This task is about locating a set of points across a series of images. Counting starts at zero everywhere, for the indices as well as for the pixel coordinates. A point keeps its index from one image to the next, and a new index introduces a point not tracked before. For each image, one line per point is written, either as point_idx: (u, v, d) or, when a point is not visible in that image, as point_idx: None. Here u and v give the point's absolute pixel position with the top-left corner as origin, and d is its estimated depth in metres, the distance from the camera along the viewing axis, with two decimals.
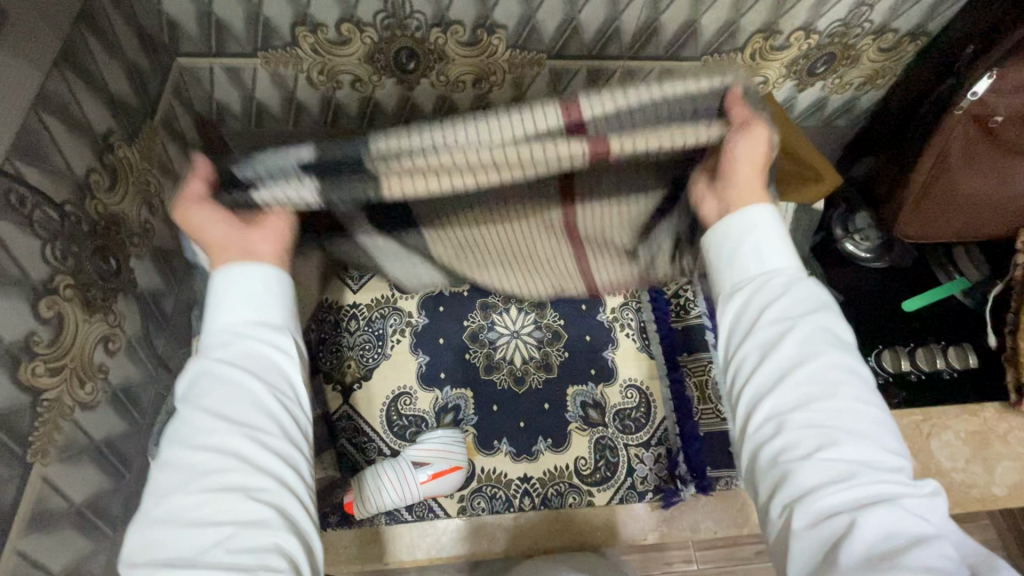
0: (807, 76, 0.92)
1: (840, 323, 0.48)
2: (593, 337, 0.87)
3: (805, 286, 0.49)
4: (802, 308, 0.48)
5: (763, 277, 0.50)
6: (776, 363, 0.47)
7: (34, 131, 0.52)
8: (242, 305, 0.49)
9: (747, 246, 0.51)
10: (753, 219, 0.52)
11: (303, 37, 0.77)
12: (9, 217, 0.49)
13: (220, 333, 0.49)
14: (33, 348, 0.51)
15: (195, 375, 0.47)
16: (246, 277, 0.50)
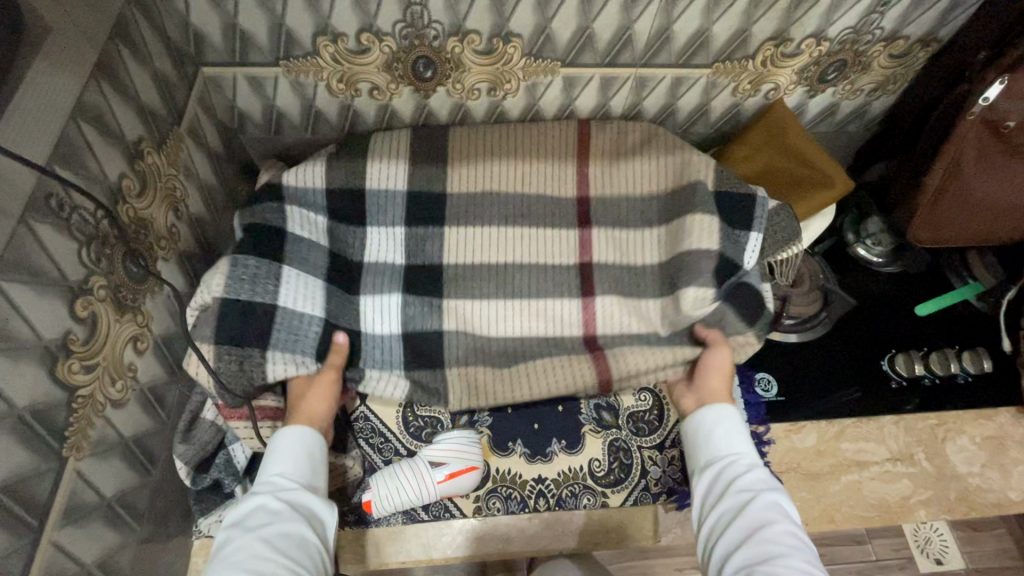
0: (818, 82, 0.93)
1: (789, 504, 0.61)
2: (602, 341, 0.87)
3: (761, 471, 0.64)
4: (759, 486, 0.62)
5: (729, 460, 0.66)
6: (738, 525, 0.58)
7: (71, 136, 0.54)
8: (302, 471, 0.64)
9: (714, 433, 0.69)
10: (725, 421, 0.69)
11: (324, 46, 0.79)
12: (49, 220, 0.51)
13: (272, 481, 0.62)
14: (69, 345, 0.53)
15: (249, 512, 0.59)
16: (304, 439, 0.67)
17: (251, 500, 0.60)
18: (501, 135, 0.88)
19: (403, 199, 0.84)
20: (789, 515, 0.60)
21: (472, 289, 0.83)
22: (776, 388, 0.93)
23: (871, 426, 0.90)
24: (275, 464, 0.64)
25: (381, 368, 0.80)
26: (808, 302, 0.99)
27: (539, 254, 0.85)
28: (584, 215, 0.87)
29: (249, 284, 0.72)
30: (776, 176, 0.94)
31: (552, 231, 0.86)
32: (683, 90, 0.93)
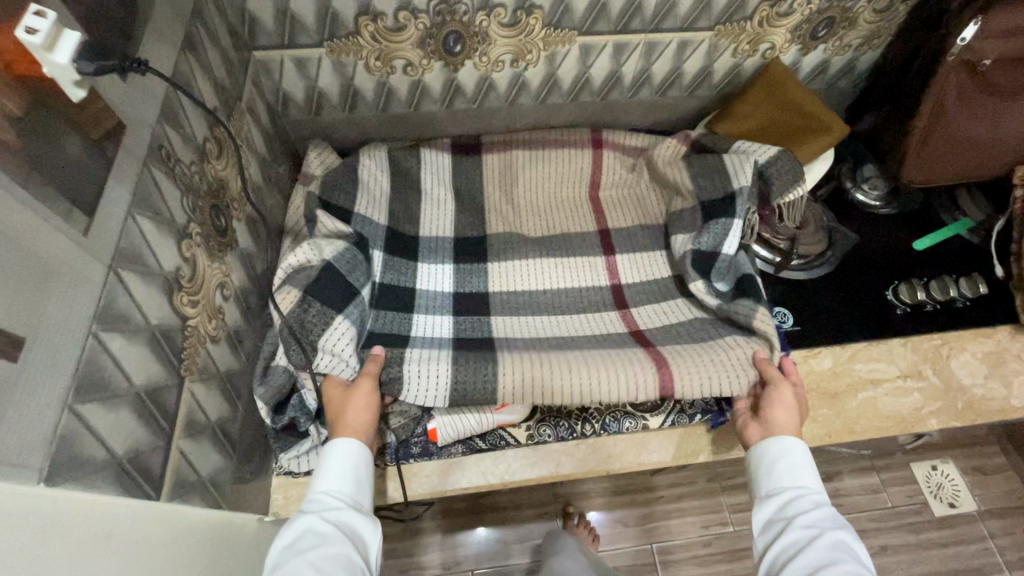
0: (810, 40, 1.02)
1: (853, 542, 0.68)
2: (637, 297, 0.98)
3: (823, 509, 0.71)
4: (823, 524, 0.69)
5: (794, 494, 0.73)
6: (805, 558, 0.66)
7: (172, 98, 0.62)
8: (349, 489, 0.71)
9: (784, 465, 0.76)
10: (792, 453, 0.75)
11: (365, 26, 0.87)
12: (162, 167, 0.58)
13: (324, 501, 0.69)
14: (179, 279, 0.60)
15: (301, 533, 0.65)
16: (348, 454, 0.73)
17: (302, 521, 0.66)
18: (532, 158, 1.10)
19: (451, 244, 1.03)
20: (852, 552, 0.66)
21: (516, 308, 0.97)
22: (791, 319, 1.01)
23: (880, 348, 0.98)
24: (324, 482, 0.71)
25: (428, 346, 0.86)
26: (816, 242, 1.07)
27: (574, 279, 1.00)
28: (607, 242, 1.04)
29: (350, 268, 0.84)
30: (776, 129, 1.03)
31: (583, 256, 1.02)
32: (689, 53, 1.02)
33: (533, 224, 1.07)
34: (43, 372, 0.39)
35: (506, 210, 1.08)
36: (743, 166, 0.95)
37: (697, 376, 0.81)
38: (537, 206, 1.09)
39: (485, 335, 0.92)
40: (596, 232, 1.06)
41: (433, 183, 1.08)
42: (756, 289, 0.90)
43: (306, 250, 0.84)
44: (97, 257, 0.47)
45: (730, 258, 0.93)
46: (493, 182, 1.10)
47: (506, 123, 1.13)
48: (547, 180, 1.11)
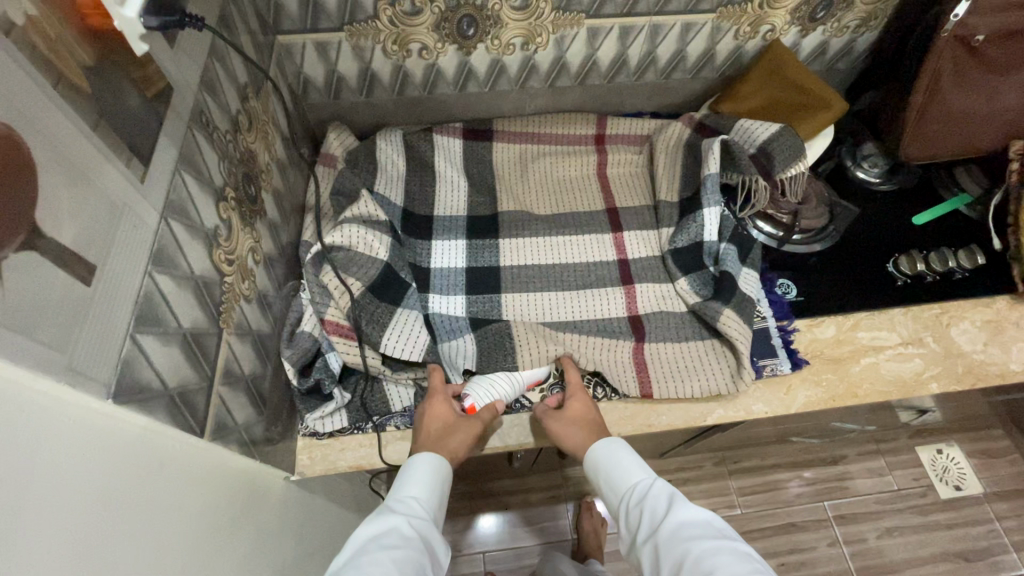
0: (809, 22, 1.06)
1: (687, 513, 0.69)
2: (643, 274, 1.02)
3: (654, 497, 0.73)
4: (658, 516, 0.71)
5: (630, 505, 0.75)
6: (665, 567, 0.65)
7: (211, 69, 0.66)
8: (428, 503, 0.74)
9: (613, 478, 0.78)
10: (605, 457, 0.79)
11: (383, 10, 0.92)
12: (202, 132, 0.62)
13: (404, 504, 0.73)
14: (217, 237, 0.64)
15: (388, 529, 0.67)
16: (437, 464, 0.77)
17: (389, 518, 0.69)
18: (543, 149, 1.15)
19: (464, 222, 1.07)
20: (689, 527, 0.67)
21: (524, 284, 1.00)
22: (796, 289, 1.03)
23: (882, 318, 1.01)
24: (409, 488, 0.75)
25: (452, 334, 0.91)
26: (818, 216, 1.10)
27: (582, 255, 1.04)
28: (615, 221, 1.08)
29: (402, 263, 0.92)
30: (777, 106, 1.07)
31: (592, 234, 1.06)
32: (692, 36, 1.06)
33: (543, 205, 1.10)
34: (108, 300, 0.43)
35: (517, 188, 1.11)
36: (715, 149, 1.00)
37: (673, 379, 0.90)
38: (548, 185, 1.12)
39: (495, 318, 0.96)
40: (605, 210, 1.09)
41: (446, 168, 1.10)
42: (728, 274, 0.95)
43: (345, 233, 0.88)
44: (151, 205, 0.51)
45: (715, 245, 1.00)
46: (504, 166, 1.14)
47: (516, 108, 1.17)
48: (557, 162, 1.15)
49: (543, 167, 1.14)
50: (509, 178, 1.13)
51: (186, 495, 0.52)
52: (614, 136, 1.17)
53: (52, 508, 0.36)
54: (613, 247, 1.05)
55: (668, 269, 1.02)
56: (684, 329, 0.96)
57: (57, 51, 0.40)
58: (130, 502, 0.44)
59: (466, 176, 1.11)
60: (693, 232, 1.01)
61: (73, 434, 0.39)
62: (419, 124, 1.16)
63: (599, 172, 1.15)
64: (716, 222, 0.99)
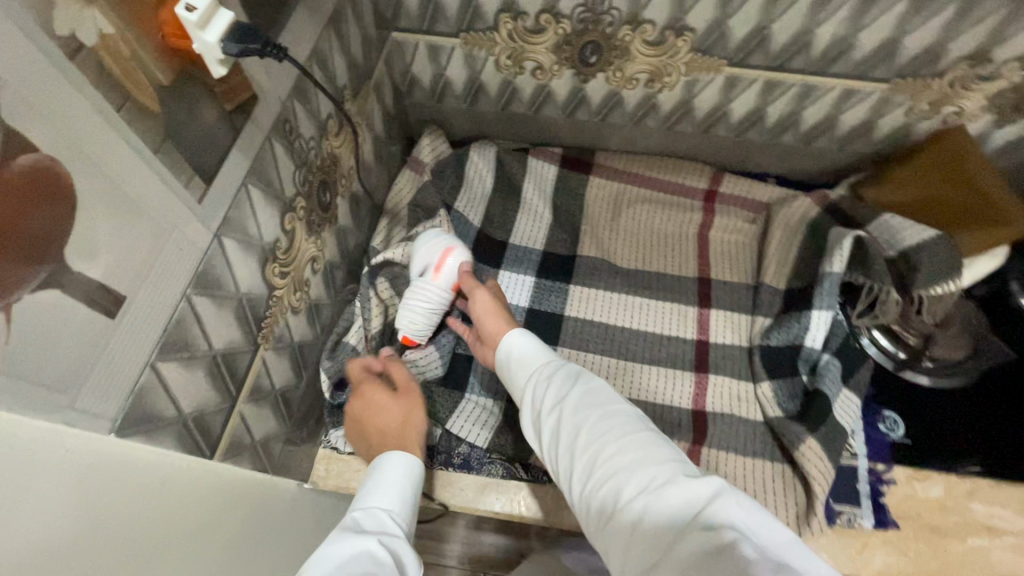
0: (1010, 112, 0.85)
1: (595, 386, 0.58)
2: (721, 365, 0.90)
3: (553, 371, 0.61)
4: (563, 391, 0.58)
5: (530, 381, 0.62)
6: (569, 445, 0.55)
7: (307, 74, 0.63)
8: (403, 517, 0.58)
9: (517, 354, 0.65)
10: (507, 341, 0.67)
11: (504, 23, 0.85)
12: (282, 142, 0.60)
13: (373, 521, 0.56)
14: (275, 250, 0.61)
15: (355, 556, 0.50)
16: (402, 465, 0.63)
17: (356, 542, 0.51)
18: (642, 194, 1.05)
19: (538, 257, 0.99)
20: (600, 401, 0.57)
21: (585, 342, 0.92)
22: (903, 428, 0.86)
23: (1013, 494, 0.81)
24: (377, 497, 0.59)
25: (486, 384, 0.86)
26: (959, 347, 0.90)
27: (657, 325, 0.94)
28: (704, 294, 0.96)
29: None
30: (939, 205, 0.88)
31: (673, 303, 0.95)
32: (852, 103, 0.89)
33: (628, 256, 1.00)
34: (135, 324, 0.41)
35: (603, 232, 1.02)
36: (845, 245, 0.84)
37: None
38: (637, 236, 1.02)
39: None
40: (695, 278, 0.98)
41: (532, 196, 1.03)
42: (822, 394, 0.81)
43: (402, 253, 0.86)
44: (205, 225, 0.48)
45: (817, 354, 0.85)
46: (595, 205, 1.04)
47: (624, 144, 1.06)
48: (653, 211, 1.03)
49: (635, 215, 1.04)
50: (597, 218, 1.03)
51: (200, 545, 0.48)
52: (728, 196, 1.03)
53: (52, 555, 0.34)
54: (694, 325, 0.93)
55: (751, 366, 0.89)
56: (751, 442, 0.83)
57: (128, 73, 0.37)
58: (125, 537, 0.40)
59: (552, 207, 1.03)
60: (792, 334, 0.87)
61: (68, 471, 0.36)
62: (517, 140, 1.09)
63: (699, 233, 1.02)
64: (824, 330, 0.85)
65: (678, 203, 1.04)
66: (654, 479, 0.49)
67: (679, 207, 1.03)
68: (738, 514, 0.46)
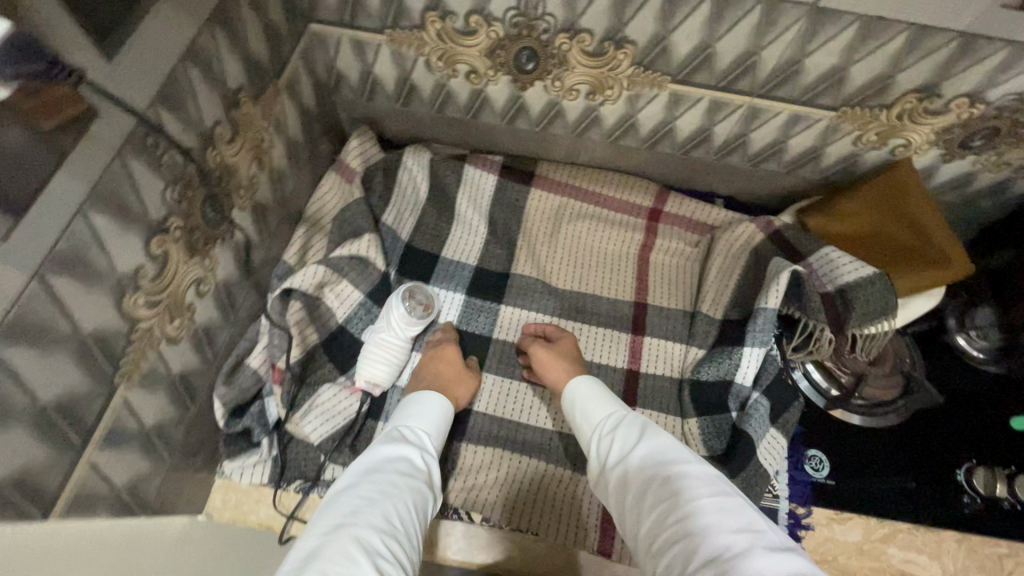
0: (957, 148, 0.82)
1: (666, 442, 0.60)
2: (650, 398, 0.87)
3: (625, 426, 0.65)
4: (629, 444, 0.62)
5: (602, 434, 0.67)
6: (635, 495, 0.57)
7: (179, 79, 0.55)
8: (436, 439, 0.70)
9: (589, 409, 0.71)
10: (581, 392, 0.74)
11: (431, 22, 0.77)
12: (143, 158, 0.52)
13: (415, 436, 0.68)
14: (139, 279, 0.55)
15: (397, 458, 0.63)
16: (438, 405, 0.73)
17: (401, 448, 0.64)
18: (586, 210, 0.99)
19: (471, 273, 0.94)
20: (670, 456, 0.58)
21: (511, 368, 0.88)
22: (828, 469, 0.84)
23: (930, 538, 0.81)
24: (418, 419, 0.71)
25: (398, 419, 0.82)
26: (888, 386, 0.88)
27: (587, 352, 0.90)
28: (639, 321, 0.93)
29: (368, 321, 0.85)
30: (883, 241, 0.85)
31: (607, 330, 0.92)
32: (800, 128, 0.85)
33: (564, 276, 0.96)
34: None
35: (541, 249, 0.97)
36: (782, 281, 0.80)
37: None
38: (577, 255, 0.97)
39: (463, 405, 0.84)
40: (632, 303, 0.94)
41: (467, 207, 0.97)
42: (746, 435, 0.79)
43: (308, 273, 0.80)
44: (15, 265, 0.41)
45: (746, 392, 0.83)
46: (534, 219, 0.99)
47: (568, 157, 1.01)
48: (596, 229, 0.98)
49: (575, 232, 0.98)
50: (535, 233, 0.98)
51: None
52: (672, 212, 0.99)
53: None
54: (625, 355, 0.90)
55: (680, 400, 0.86)
56: None
57: None
58: None
59: (488, 221, 0.98)
60: (722, 369, 0.84)
61: None
62: (456, 144, 1.02)
63: (643, 250, 0.98)
64: (755, 367, 0.82)
65: (621, 216, 0.99)
66: (726, 541, 0.47)
67: (622, 221, 0.99)
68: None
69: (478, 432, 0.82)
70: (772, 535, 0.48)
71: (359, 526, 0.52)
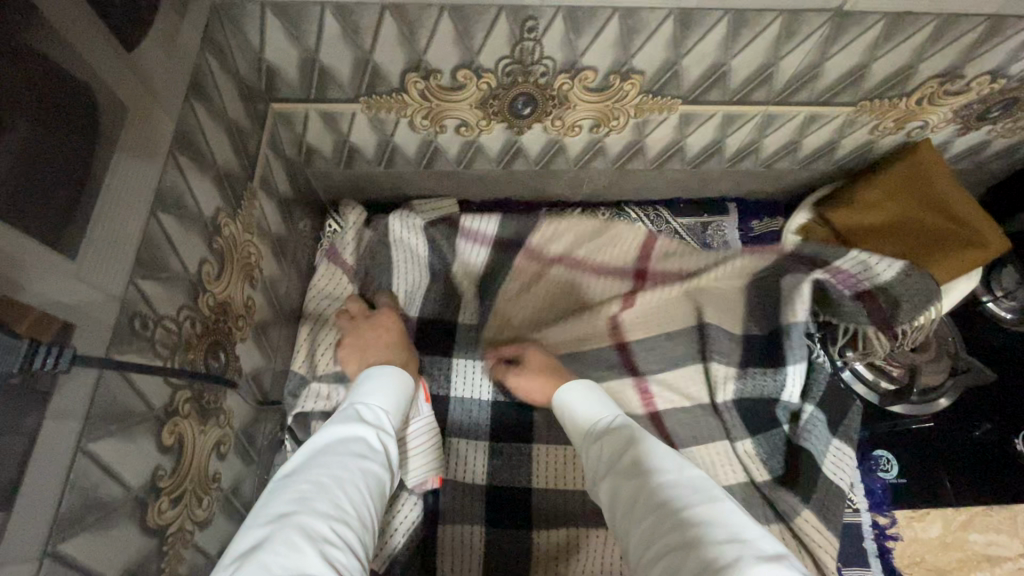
0: (976, 121, 0.79)
1: (654, 442, 0.53)
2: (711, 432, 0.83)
3: (615, 430, 0.58)
4: (616, 446, 0.55)
5: (591, 441, 0.59)
6: (625, 503, 0.50)
7: (153, 236, 0.45)
8: (395, 416, 0.60)
9: (580, 412, 0.64)
10: (569, 399, 0.66)
11: (413, 83, 0.67)
12: (136, 347, 0.43)
13: (372, 413, 0.57)
14: (157, 484, 0.45)
15: (350, 439, 0.52)
16: (393, 376, 0.63)
17: (354, 426, 0.54)
18: (584, 258, 0.86)
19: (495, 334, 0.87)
20: (658, 458, 0.51)
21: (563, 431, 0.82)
22: (897, 468, 0.83)
23: (1004, 515, 0.82)
24: (375, 396, 0.60)
25: (464, 517, 0.77)
26: (936, 368, 0.85)
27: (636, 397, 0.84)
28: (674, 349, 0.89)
29: None
30: (912, 230, 0.82)
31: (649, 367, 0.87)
32: (815, 127, 0.80)
33: (589, 327, 0.86)
34: None
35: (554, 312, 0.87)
36: (805, 292, 0.77)
37: None
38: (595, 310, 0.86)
39: (524, 483, 0.79)
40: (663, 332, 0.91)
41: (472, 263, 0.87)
42: (801, 450, 0.78)
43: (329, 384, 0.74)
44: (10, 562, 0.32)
45: (797, 406, 0.81)
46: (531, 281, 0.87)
47: (570, 188, 0.94)
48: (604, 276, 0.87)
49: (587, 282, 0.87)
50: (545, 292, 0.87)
51: None
52: (679, 225, 0.97)
53: None
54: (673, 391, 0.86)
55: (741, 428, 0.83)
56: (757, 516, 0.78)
57: None
58: None
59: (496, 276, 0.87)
60: (761, 389, 0.81)
61: None
62: (448, 195, 0.94)
63: None
64: (799, 383, 0.80)
65: None
66: (717, 553, 0.40)
67: None
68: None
69: (547, 511, 0.77)
70: (763, 544, 0.41)
71: (305, 513, 0.42)
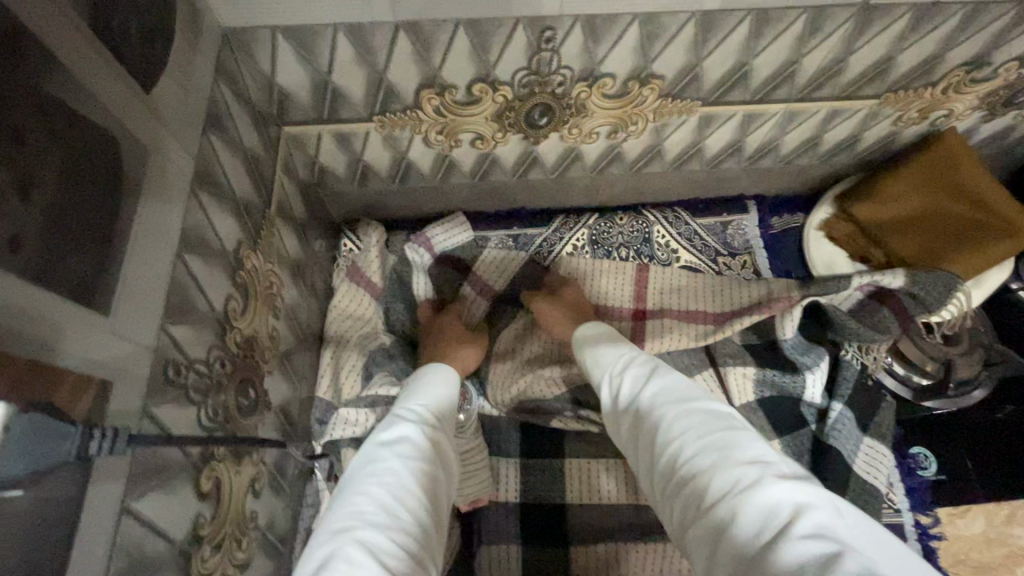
0: (1002, 107, 0.78)
1: (681, 387, 0.52)
2: None
3: (631, 369, 0.58)
4: (638, 391, 0.55)
5: (613, 387, 0.59)
6: (645, 438, 0.51)
7: (180, 279, 0.43)
8: (443, 414, 0.58)
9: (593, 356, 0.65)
10: (586, 336, 0.69)
11: (428, 100, 0.66)
12: (170, 397, 0.41)
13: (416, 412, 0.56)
14: (199, 533, 0.44)
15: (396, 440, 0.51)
16: (439, 381, 0.63)
17: (399, 427, 0.53)
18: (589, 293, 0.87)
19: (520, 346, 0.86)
20: (679, 397, 0.51)
21: (593, 443, 0.80)
22: (936, 465, 0.82)
23: None
24: (417, 398, 0.59)
25: (499, 536, 0.76)
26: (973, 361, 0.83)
27: None
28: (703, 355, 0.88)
29: None
30: (942, 222, 0.80)
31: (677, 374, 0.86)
32: (837, 122, 0.78)
33: None
34: None
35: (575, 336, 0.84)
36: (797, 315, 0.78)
37: None
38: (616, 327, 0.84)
39: (557, 498, 0.78)
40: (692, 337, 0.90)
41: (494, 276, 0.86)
42: (832, 450, 0.77)
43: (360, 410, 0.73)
44: None
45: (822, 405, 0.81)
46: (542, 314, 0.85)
47: (587, 195, 0.92)
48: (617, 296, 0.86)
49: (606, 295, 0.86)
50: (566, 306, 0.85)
51: None
52: (700, 226, 0.96)
53: None
54: None
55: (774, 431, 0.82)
56: None
57: None
58: None
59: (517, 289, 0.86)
60: (786, 390, 0.81)
61: None
62: (463, 208, 0.92)
63: (687, 265, 0.93)
64: (820, 384, 0.80)
65: (649, 236, 0.94)
66: (732, 474, 0.41)
67: (652, 242, 0.94)
68: (829, 525, 0.36)
69: (582, 526, 0.76)
70: (782, 465, 0.42)
71: (361, 527, 0.42)
